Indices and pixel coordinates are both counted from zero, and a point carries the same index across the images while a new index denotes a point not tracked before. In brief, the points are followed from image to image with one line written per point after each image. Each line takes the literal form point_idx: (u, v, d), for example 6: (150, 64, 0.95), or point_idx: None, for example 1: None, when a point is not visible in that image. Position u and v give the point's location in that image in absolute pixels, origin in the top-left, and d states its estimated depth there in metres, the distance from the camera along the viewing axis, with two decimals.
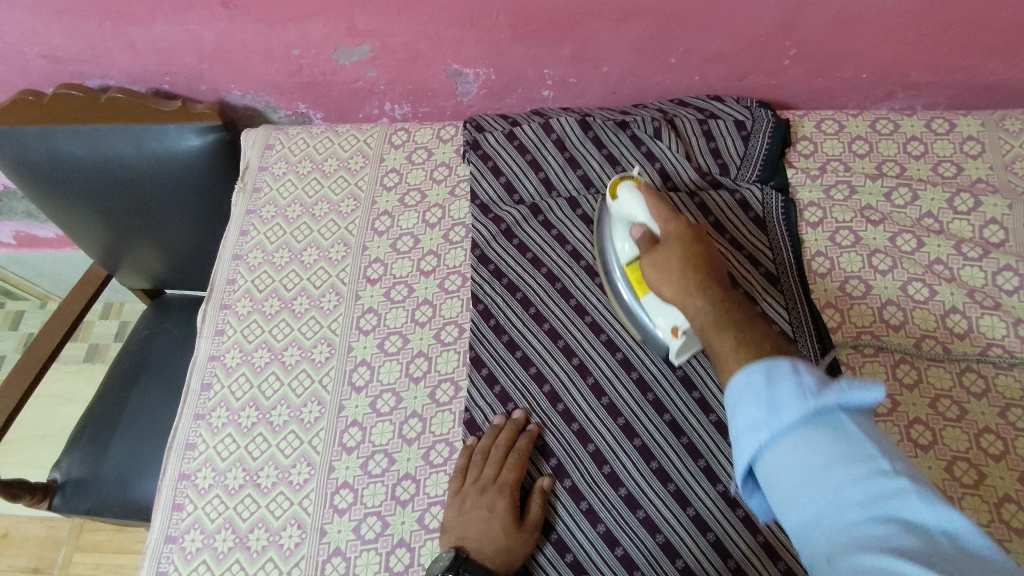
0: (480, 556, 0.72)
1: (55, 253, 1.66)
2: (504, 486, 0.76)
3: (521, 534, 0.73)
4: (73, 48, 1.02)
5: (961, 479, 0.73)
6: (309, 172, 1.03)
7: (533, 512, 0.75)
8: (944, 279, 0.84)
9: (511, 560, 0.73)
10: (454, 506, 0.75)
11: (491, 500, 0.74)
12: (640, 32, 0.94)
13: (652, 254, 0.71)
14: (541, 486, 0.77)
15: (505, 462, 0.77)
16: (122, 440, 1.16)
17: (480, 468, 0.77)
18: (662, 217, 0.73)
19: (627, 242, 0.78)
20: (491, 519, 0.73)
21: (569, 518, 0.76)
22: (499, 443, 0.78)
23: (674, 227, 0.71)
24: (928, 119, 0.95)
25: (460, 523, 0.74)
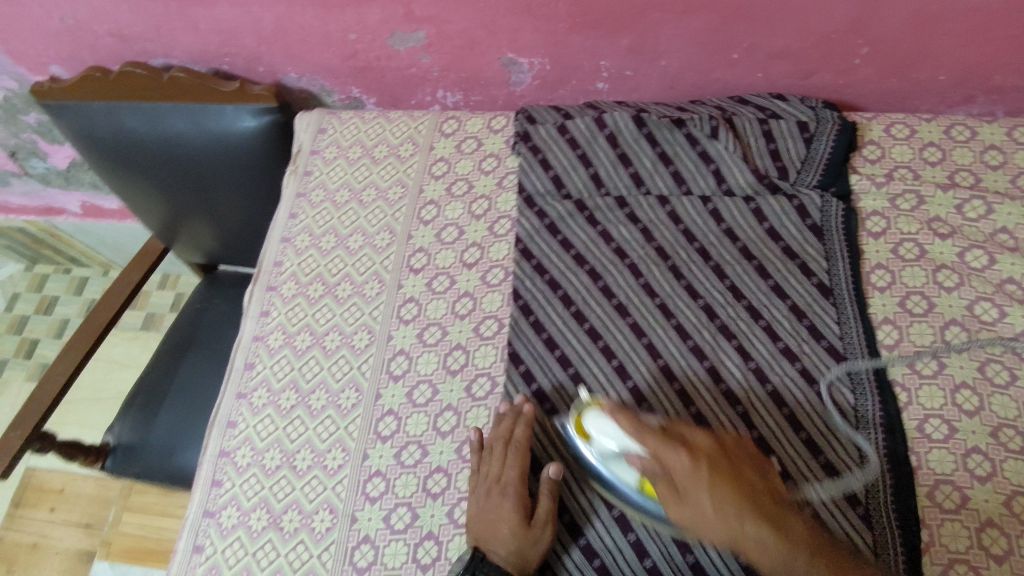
0: (499, 556, 0.72)
1: (117, 224, 1.72)
2: (508, 481, 0.75)
3: (533, 532, 0.73)
4: (139, 28, 1.04)
5: (1020, 515, 0.69)
6: (358, 158, 1.03)
7: (541, 509, 0.74)
8: (1015, 300, 0.79)
9: (530, 557, 0.73)
10: (474, 502, 0.75)
11: (499, 498, 0.74)
12: (702, 26, 0.90)
13: (679, 504, 0.65)
14: (548, 478, 0.75)
15: (505, 456, 0.76)
16: (169, 410, 1.20)
17: (485, 464, 0.76)
18: (680, 466, 0.64)
19: (628, 470, 0.71)
20: (500, 518, 0.73)
21: (601, 525, 0.75)
22: (497, 438, 0.77)
23: (688, 460, 0.64)
24: (1009, 127, 0.89)
25: (473, 519, 0.74)
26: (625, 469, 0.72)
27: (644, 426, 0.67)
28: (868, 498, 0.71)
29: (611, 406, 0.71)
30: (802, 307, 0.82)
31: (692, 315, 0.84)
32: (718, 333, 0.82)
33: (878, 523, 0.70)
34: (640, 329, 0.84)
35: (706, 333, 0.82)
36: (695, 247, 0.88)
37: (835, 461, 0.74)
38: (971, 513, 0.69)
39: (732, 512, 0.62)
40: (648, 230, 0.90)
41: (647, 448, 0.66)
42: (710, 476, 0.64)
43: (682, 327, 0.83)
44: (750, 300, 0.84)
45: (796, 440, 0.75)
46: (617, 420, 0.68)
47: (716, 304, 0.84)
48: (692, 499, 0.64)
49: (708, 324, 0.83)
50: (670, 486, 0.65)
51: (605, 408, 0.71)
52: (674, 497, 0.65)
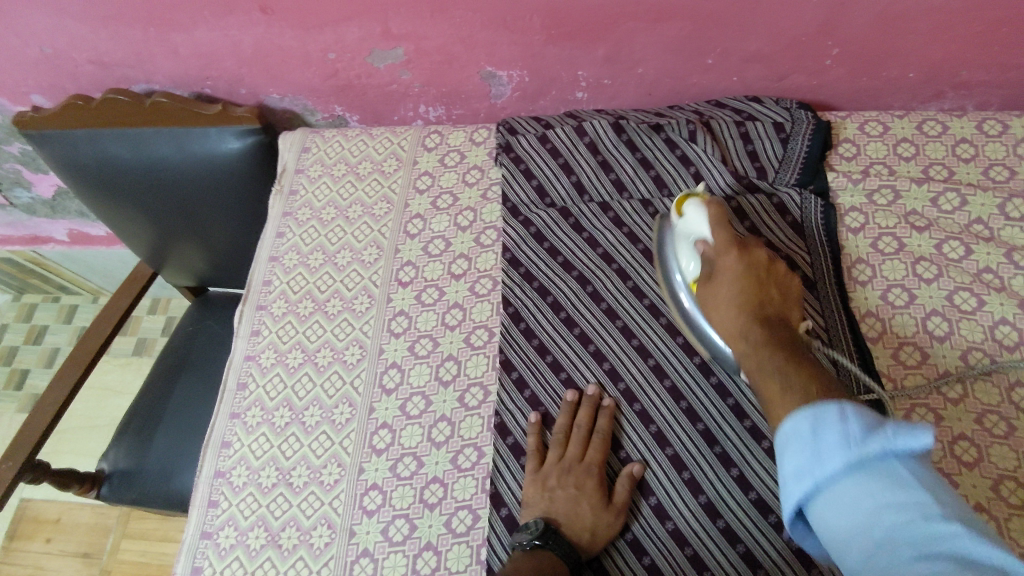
0: (567, 530, 0.73)
1: (105, 251, 1.72)
2: (590, 466, 0.77)
3: (605, 514, 0.74)
4: (120, 55, 1.05)
5: (1008, 499, 0.70)
6: (343, 175, 1.04)
7: (617, 495, 0.75)
8: (992, 288, 0.80)
9: (596, 539, 0.73)
10: (535, 484, 0.76)
11: (578, 478, 0.76)
12: (675, 33, 0.92)
13: (708, 291, 0.73)
14: (630, 471, 0.76)
15: (589, 442, 0.78)
16: (164, 434, 1.20)
17: (563, 449, 0.78)
18: (721, 241, 0.73)
19: (692, 261, 0.78)
20: (578, 496, 0.75)
21: (644, 522, 0.75)
22: (580, 422, 0.79)
23: (729, 258, 0.71)
24: (979, 120, 0.91)
25: (544, 498, 0.75)
26: (691, 260, 0.78)
27: (721, 225, 0.74)
28: None
29: (711, 205, 0.76)
30: None
31: None
32: None
33: None
34: (629, 331, 0.85)
35: None
36: None
37: None
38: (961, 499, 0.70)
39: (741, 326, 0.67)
40: (634, 234, 0.91)
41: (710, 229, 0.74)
42: (739, 274, 0.70)
43: (670, 327, 0.84)
44: None
45: None
46: (705, 211, 0.76)
47: None
48: (721, 275, 0.72)
49: None
50: (707, 270, 0.74)
51: (705, 202, 0.77)
52: (705, 283, 0.74)
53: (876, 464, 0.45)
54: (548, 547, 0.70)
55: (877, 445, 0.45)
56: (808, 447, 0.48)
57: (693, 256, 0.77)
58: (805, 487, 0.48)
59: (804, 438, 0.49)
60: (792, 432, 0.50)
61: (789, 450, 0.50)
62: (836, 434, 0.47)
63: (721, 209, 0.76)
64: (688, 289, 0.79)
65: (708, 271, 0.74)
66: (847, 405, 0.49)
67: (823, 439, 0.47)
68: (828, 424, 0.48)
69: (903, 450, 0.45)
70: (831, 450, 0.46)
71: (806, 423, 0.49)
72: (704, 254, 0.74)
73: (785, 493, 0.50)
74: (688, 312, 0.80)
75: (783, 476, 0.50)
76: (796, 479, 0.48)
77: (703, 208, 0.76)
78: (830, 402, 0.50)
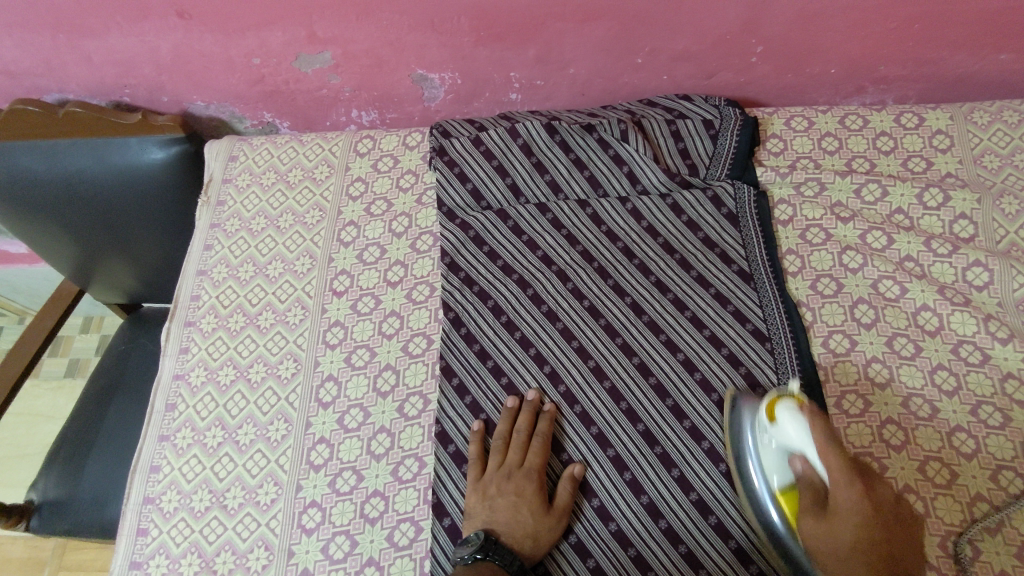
0: (508, 539, 0.72)
1: (29, 269, 1.64)
2: (530, 471, 0.76)
3: (547, 519, 0.73)
4: (28, 63, 1.00)
5: (933, 479, 0.72)
6: (273, 184, 1.01)
7: (558, 498, 0.75)
8: (914, 276, 0.83)
9: (538, 546, 0.72)
10: (476, 493, 0.75)
11: (518, 485, 0.75)
12: (605, 33, 0.92)
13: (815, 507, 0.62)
14: (569, 472, 0.76)
15: (529, 446, 0.78)
16: (96, 459, 1.14)
17: (502, 455, 0.77)
18: (822, 447, 0.62)
19: (780, 472, 0.66)
20: (518, 503, 0.74)
21: (587, 523, 0.75)
22: (519, 428, 0.78)
23: (848, 492, 0.60)
24: (896, 114, 0.94)
25: (485, 507, 0.74)
26: (779, 474, 0.67)
27: (824, 429, 0.62)
28: None
29: (810, 412, 0.65)
30: (726, 295, 0.84)
31: (620, 314, 0.85)
32: (645, 329, 0.84)
33: None
34: (570, 333, 0.84)
35: (634, 331, 0.84)
36: (619, 247, 0.89)
37: None
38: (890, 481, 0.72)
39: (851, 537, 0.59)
40: (573, 236, 0.91)
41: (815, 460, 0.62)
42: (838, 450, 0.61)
43: (611, 327, 0.84)
44: (676, 293, 0.85)
45: (726, 423, 0.77)
46: (808, 425, 0.64)
47: (643, 301, 0.86)
48: (840, 518, 0.60)
49: (636, 321, 0.84)
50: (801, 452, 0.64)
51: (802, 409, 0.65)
52: (809, 515, 0.62)
53: None
54: (489, 558, 0.69)
55: None
56: None
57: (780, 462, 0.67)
58: None
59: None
60: None
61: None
62: None
63: (827, 422, 0.64)
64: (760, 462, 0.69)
65: (802, 449, 0.64)
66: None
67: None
68: None
69: None
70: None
71: None
72: (807, 467, 0.63)
73: None
74: (750, 473, 0.70)
75: None
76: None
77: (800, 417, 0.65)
78: None
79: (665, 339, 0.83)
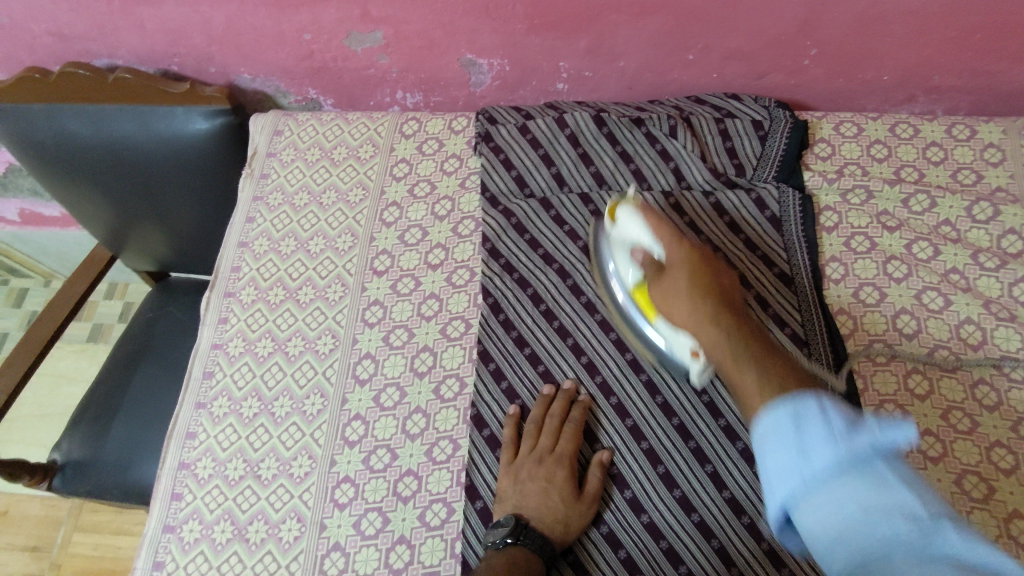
0: (539, 524, 0.72)
1: (60, 232, 1.65)
2: (561, 456, 0.77)
3: (578, 505, 0.74)
4: (81, 26, 1.00)
5: (970, 493, 0.71)
6: (317, 160, 1.02)
7: (589, 483, 0.75)
8: (959, 289, 0.82)
9: (569, 531, 0.73)
10: (507, 477, 0.76)
11: (549, 470, 0.75)
12: (659, 27, 0.92)
13: (661, 285, 0.71)
14: (598, 459, 0.77)
15: (561, 432, 0.78)
16: (121, 422, 1.15)
17: (534, 440, 0.78)
18: (667, 241, 0.71)
19: (631, 266, 0.76)
20: (549, 488, 0.74)
21: (617, 512, 0.75)
22: (554, 413, 0.79)
23: (679, 250, 0.70)
24: (948, 125, 0.94)
25: (516, 492, 0.74)
26: (632, 266, 0.76)
27: (665, 228, 0.72)
28: None
29: (647, 209, 0.75)
30: (765, 298, 0.84)
31: None
32: None
33: None
34: (608, 326, 0.84)
35: None
36: None
37: None
38: None
39: (705, 310, 0.65)
40: None
41: (652, 233, 0.72)
42: (687, 266, 0.69)
43: None
44: None
45: None
46: (643, 220, 0.73)
47: None
48: (673, 269, 0.70)
49: None
50: (658, 268, 0.72)
51: (639, 207, 0.75)
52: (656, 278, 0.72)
53: (863, 456, 0.46)
54: (519, 543, 0.70)
55: (865, 439, 0.46)
56: (791, 439, 0.48)
57: (631, 264, 0.76)
58: (791, 481, 0.48)
59: (786, 434, 0.49)
60: (773, 426, 0.50)
61: (770, 447, 0.50)
62: (820, 426, 0.48)
63: (659, 216, 0.74)
64: (631, 295, 0.77)
65: (657, 267, 0.72)
66: (824, 399, 0.50)
67: (806, 437, 0.48)
68: (810, 418, 0.49)
69: (888, 442, 0.46)
70: (818, 447, 0.47)
71: (788, 415, 0.50)
72: (650, 257, 0.73)
73: (767, 492, 0.50)
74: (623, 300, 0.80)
75: (766, 473, 0.50)
76: (783, 477, 0.48)
77: (634, 211, 0.74)
78: (807, 396, 0.51)
79: None
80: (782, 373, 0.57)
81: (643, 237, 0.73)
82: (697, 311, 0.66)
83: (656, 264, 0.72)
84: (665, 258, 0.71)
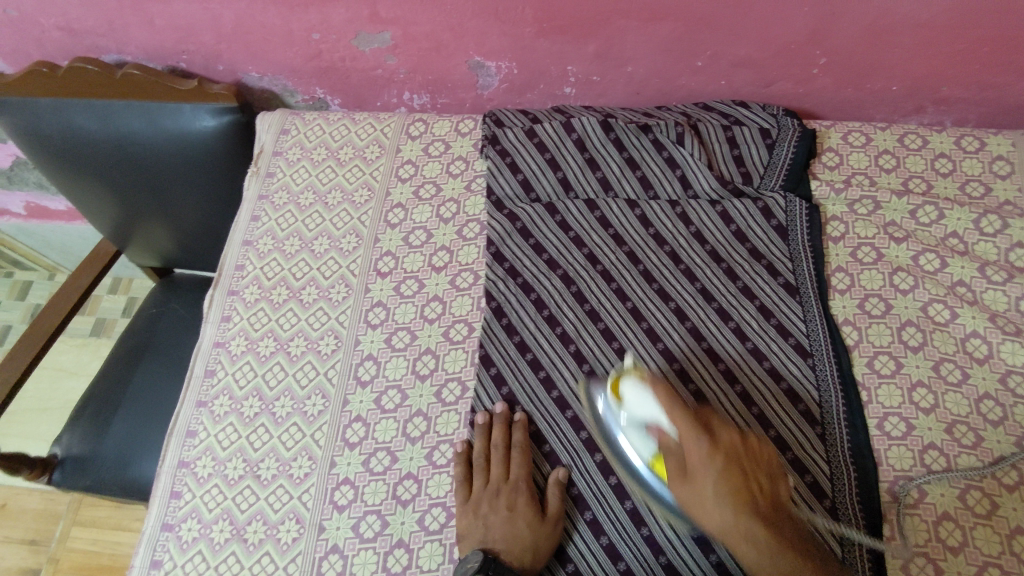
0: (507, 555, 0.72)
1: (65, 226, 1.65)
2: (517, 483, 0.76)
3: (544, 528, 0.73)
4: (91, 22, 1.00)
5: (974, 508, 0.71)
6: (323, 160, 1.01)
7: (550, 505, 0.75)
8: (966, 302, 0.82)
9: (539, 555, 0.72)
10: (468, 514, 0.74)
11: (508, 499, 0.75)
12: (668, 34, 0.91)
13: (683, 487, 0.63)
14: (555, 478, 0.76)
15: (510, 459, 0.77)
16: (121, 418, 1.15)
17: (487, 470, 0.77)
18: (682, 432, 0.64)
19: (642, 438, 0.69)
20: (511, 517, 0.74)
21: (615, 524, 0.74)
22: (497, 442, 0.78)
23: (702, 449, 0.63)
24: (957, 136, 0.93)
25: (479, 526, 0.73)
26: (645, 439, 0.69)
27: (680, 410, 0.65)
28: (834, 490, 0.73)
29: (658, 384, 0.68)
30: (770, 307, 0.84)
31: (663, 318, 0.85)
32: (688, 336, 0.83)
33: (843, 512, 0.72)
34: (611, 335, 0.84)
35: (676, 337, 0.83)
36: (666, 252, 0.89)
37: (803, 457, 0.75)
38: (929, 507, 0.72)
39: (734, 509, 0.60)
40: (620, 236, 0.90)
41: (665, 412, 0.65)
42: (716, 470, 0.62)
43: (652, 333, 0.84)
44: (721, 303, 0.85)
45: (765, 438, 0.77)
46: (653, 394, 0.67)
47: (687, 307, 0.85)
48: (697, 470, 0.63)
49: (678, 327, 0.84)
50: (678, 463, 0.64)
51: (644, 378, 0.70)
52: (677, 477, 0.64)
53: None
54: None
55: None
56: None
57: (645, 437, 0.69)
58: None
59: None
60: None
61: None
62: None
63: (670, 390, 0.67)
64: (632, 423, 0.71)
65: (676, 459, 0.64)
66: None
67: None
68: None
69: None
70: None
71: None
72: (663, 436, 0.66)
73: None
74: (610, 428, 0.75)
75: None
76: None
77: (643, 386, 0.68)
78: None
79: (707, 348, 0.82)
80: None
81: (654, 416, 0.67)
82: (726, 516, 0.61)
83: (667, 442, 0.65)
84: (675, 435, 0.65)
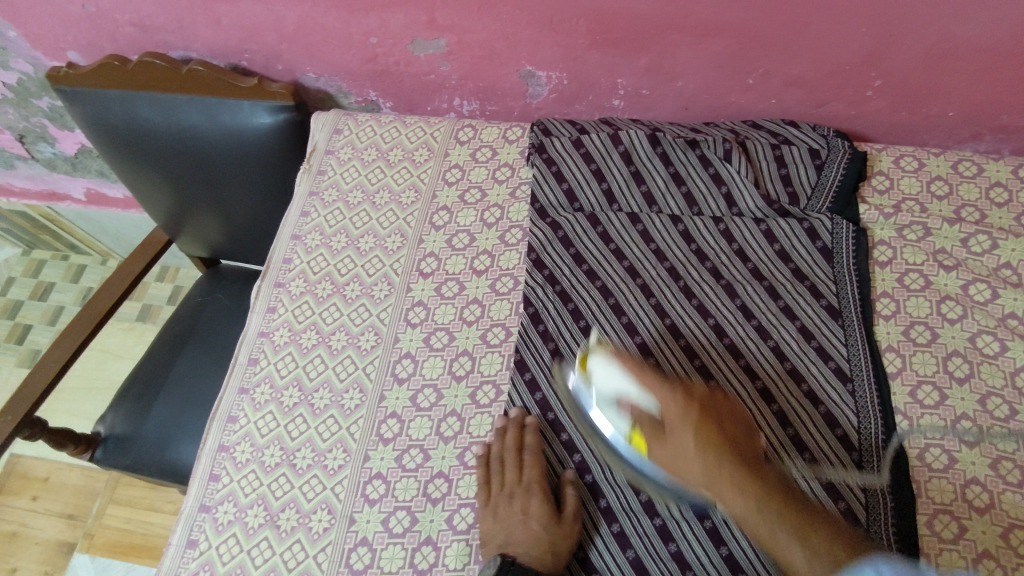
0: (527, 557, 0.71)
1: (121, 213, 1.72)
2: (530, 486, 0.76)
3: (561, 531, 0.73)
4: (161, 19, 1.05)
5: (1017, 548, 0.69)
6: (373, 160, 1.04)
7: (566, 509, 0.74)
8: (1017, 335, 0.80)
9: (558, 558, 0.72)
10: (488, 517, 0.74)
11: (523, 502, 0.74)
12: (721, 50, 0.92)
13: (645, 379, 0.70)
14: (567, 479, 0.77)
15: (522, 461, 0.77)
16: (163, 401, 1.19)
17: (501, 473, 0.77)
18: (659, 395, 0.69)
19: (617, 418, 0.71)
20: (527, 519, 0.73)
21: (642, 537, 0.74)
22: (509, 444, 0.78)
23: (675, 406, 0.68)
24: (1015, 166, 0.91)
25: (498, 532, 0.73)
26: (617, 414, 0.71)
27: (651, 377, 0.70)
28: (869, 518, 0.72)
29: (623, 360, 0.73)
30: (811, 328, 0.83)
31: (701, 335, 0.84)
32: (725, 353, 0.83)
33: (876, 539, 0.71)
34: (647, 349, 0.84)
35: (714, 354, 0.83)
36: (707, 267, 0.89)
37: (838, 482, 0.74)
38: (970, 543, 0.70)
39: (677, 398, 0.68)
40: (661, 250, 0.90)
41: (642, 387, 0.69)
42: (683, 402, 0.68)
43: (689, 349, 0.83)
44: (760, 321, 0.84)
45: (799, 460, 0.76)
46: (622, 368, 0.71)
47: (726, 324, 0.85)
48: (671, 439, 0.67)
49: (716, 343, 0.84)
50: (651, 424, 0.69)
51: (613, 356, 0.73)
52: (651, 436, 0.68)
53: None
54: None
55: None
56: None
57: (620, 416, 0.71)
58: None
59: None
60: None
61: None
62: None
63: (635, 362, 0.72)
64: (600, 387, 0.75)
65: (647, 422, 0.69)
66: None
67: None
68: None
69: None
70: None
71: None
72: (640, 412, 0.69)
73: None
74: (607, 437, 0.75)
75: None
76: None
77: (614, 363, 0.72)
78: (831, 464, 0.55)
79: (744, 366, 0.82)
80: (762, 500, 0.62)
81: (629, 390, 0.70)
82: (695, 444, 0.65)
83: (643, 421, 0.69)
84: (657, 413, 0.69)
